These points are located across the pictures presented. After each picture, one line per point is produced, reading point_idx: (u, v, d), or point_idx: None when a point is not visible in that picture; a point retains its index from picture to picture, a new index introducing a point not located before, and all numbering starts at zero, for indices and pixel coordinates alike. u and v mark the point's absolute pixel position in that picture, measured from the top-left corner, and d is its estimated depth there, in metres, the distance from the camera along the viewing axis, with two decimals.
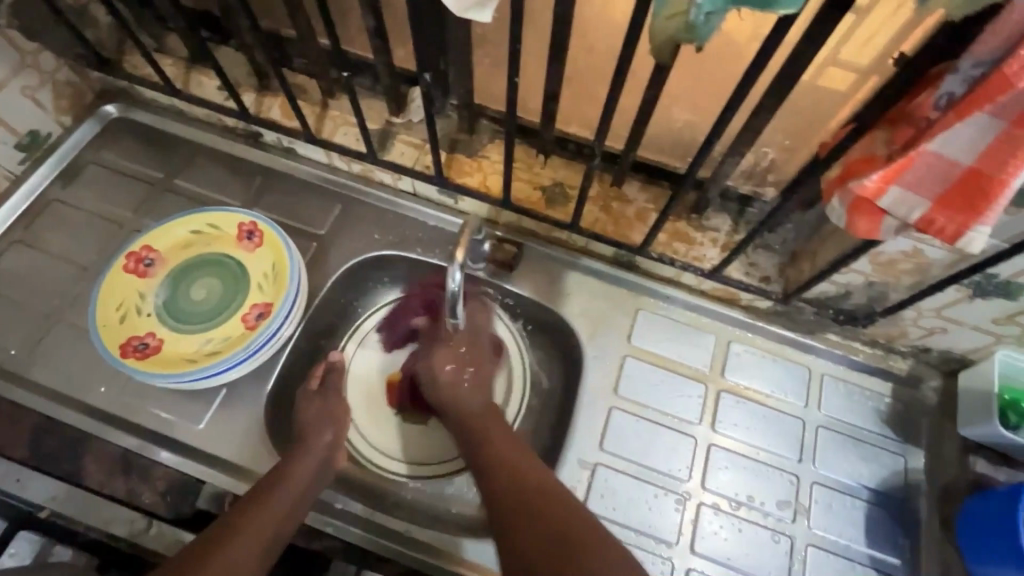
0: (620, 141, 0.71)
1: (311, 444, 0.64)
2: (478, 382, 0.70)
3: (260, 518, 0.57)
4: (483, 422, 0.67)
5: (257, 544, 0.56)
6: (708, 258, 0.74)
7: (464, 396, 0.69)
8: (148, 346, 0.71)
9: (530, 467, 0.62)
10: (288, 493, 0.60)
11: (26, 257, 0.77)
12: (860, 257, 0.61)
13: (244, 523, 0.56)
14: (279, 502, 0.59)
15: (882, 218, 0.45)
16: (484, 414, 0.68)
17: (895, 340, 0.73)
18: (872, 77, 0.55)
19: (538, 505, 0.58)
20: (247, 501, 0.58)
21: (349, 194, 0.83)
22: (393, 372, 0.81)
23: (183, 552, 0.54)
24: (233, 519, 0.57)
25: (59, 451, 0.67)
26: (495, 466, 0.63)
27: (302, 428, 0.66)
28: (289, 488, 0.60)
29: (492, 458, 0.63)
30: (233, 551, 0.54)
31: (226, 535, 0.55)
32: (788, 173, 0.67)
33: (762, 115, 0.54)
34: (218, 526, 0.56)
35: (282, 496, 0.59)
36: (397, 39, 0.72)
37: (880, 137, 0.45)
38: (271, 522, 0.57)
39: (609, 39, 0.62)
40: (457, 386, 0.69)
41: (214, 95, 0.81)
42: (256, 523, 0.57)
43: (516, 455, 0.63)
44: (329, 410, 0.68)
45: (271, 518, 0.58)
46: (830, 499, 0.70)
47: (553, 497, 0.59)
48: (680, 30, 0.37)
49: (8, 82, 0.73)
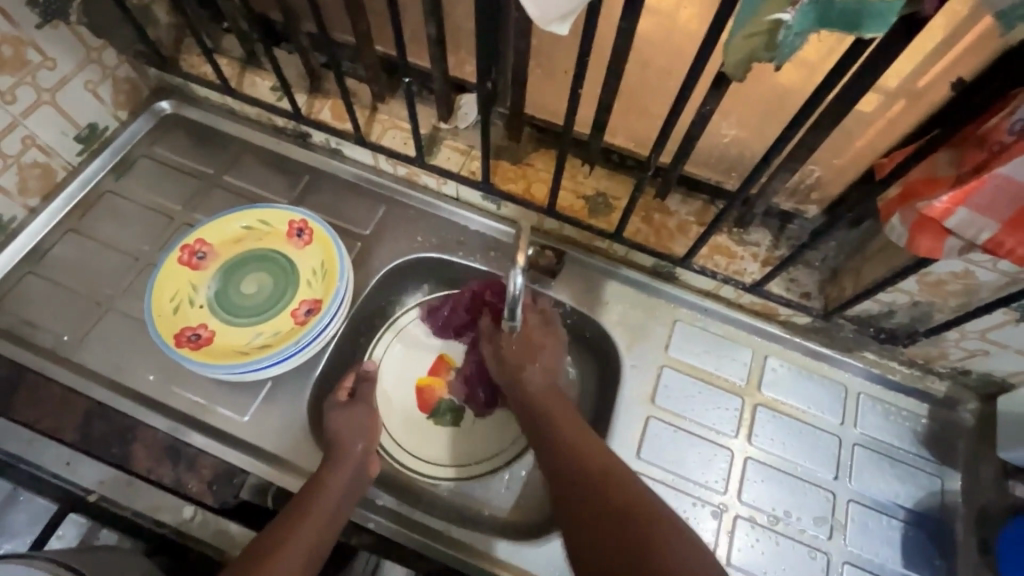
0: (668, 155, 0.72)
1: (344, 454, 0.64)
2: (543, 364, 0.71)
3: (303, 527, 0.58)
4: (548, 411, 0.67)
5: (300, 556, 0.56)
6: (748, 272, 0.75)
7: (522, 370, 0.71)
8: (200, 337, 0.72)
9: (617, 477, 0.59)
10: (324, 506, 0.60)
11: (79, 245, 0.79)
12: (907, 277, 0.62)
13: (287, 533, 0.57)
14: (320, 511, 0.60)
15: (945, 238, 0.48)
16: (558, 410, 0.67)
17: (934, 361, 0.73)
18: (901, 101, 0.55)
19: (618, 515, 0.55)
20: (291, 512, 0.59)
21: (394, 196, 0.84)
22: (421, 376, 0.81)
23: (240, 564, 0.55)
24: (278, 527, 0.58)
25: (109, 436, 0.68)
26: (575, 475, 0.60)
27: (337, 438, 0.66)
28: (325, 502, 0.61)
29: (578, 475, 0.60)
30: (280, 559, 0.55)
31: (272, 542, 0.57)
32: (832, 191, 0.67)
33: (819, 134, 0.55)
34: (264, 534, 0.58)
35: (319, 507, 0.60)
36: (452, 46, 0.74)
37: (945, 158, 0.49)
38: (314, 531, 0.58)
39: (665, 55, 0.63)
40: (525, 356, 0.71)
41: (267, 95, 0.83)
42: (298, 532, 0.58)
43: (576, 433, 0.64)
44: (359, 419, 0.68)
45: (313, 528, 0.58)
46: (866, 518, 0.70)
47: (628, 510, 0.55)
48: (761, 48, 0.39)
49: (73, 75, 0.75)
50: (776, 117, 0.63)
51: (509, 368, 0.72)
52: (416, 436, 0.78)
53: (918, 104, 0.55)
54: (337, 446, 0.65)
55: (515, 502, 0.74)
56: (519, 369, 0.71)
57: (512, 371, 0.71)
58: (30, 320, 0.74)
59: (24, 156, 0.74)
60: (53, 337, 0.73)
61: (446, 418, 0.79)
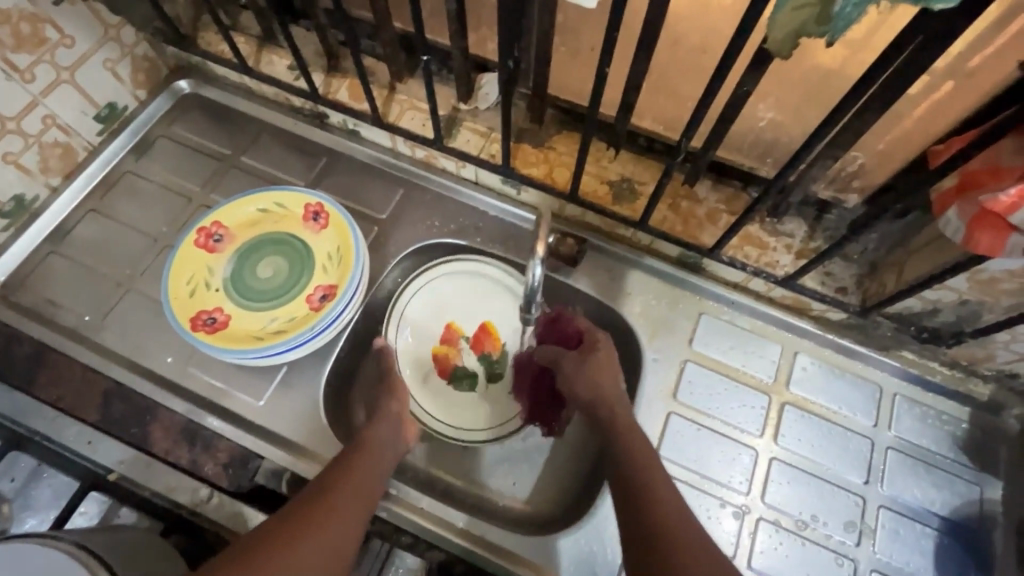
0: (700, 139, 0.68)
1: (382, 412, 0.67)
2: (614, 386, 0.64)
3: (350, 477, 0.59)
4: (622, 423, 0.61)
5: (354, 494, 0.58)
6: (781, 265, 0.71)
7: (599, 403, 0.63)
8: (216, 321, 0.72)
9: (681, 514, 0.54)
10: (368, 462, 0.61)
11: (100, 225, 0.80)
12: (958, 274, 0.57)
13: (339, 478, 0.59)
14: (371, 455, 0.62)
15: (1008, 234, 0.46)
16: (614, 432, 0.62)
17: (979, 363, 0.69)
18: (949, 82, 0.51)
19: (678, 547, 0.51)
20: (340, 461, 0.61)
21: (411, 179, 0.82)
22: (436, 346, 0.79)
23: (285, 508, 0.56)
24: (330, 473, 0.60)
25: (127, 416, 0.69)
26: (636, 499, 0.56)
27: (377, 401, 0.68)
28: (372, 465, 0.61)
29: (646, 508, 0.55)
30: (335, 498, 0.57)
31: (325, 486, 0.58)
32: (876, 179, 0.62)
33: (868, 117, 0.51)
34: (313, 485, 0.59)
35: (363, 463, 0.61)
36: (473, 23, 0.70)
37: (1010, 146, 0.47)
38: (365, 473, 0.60)
39: (700, 32, 0.59)
40: (580, 371, 0.64)
41: (285, 74, 0.81)
42: (348, 478, 0.59)
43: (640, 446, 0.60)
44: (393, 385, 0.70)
45: (358, 476, 0.60)
46: (898, 525, 0.67)
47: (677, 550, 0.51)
48: (811, 20, 0.36)
49: (92, 53, 0.75)
50: (819, 99, 0.59)
51: (582, 381, 0.64)
52: (433, 399, 0.77)
53: (974, 85, 0.50)
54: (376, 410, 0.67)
55: (531, 495, 0.72)
56: (576, 381, 0.64)
57: (570, 387, 0.65)
58: (53, 299, 0.75)
59: (45, 135, 0.74)
60: (75, 316, 0.74)
61: (465, 386, 0.78)
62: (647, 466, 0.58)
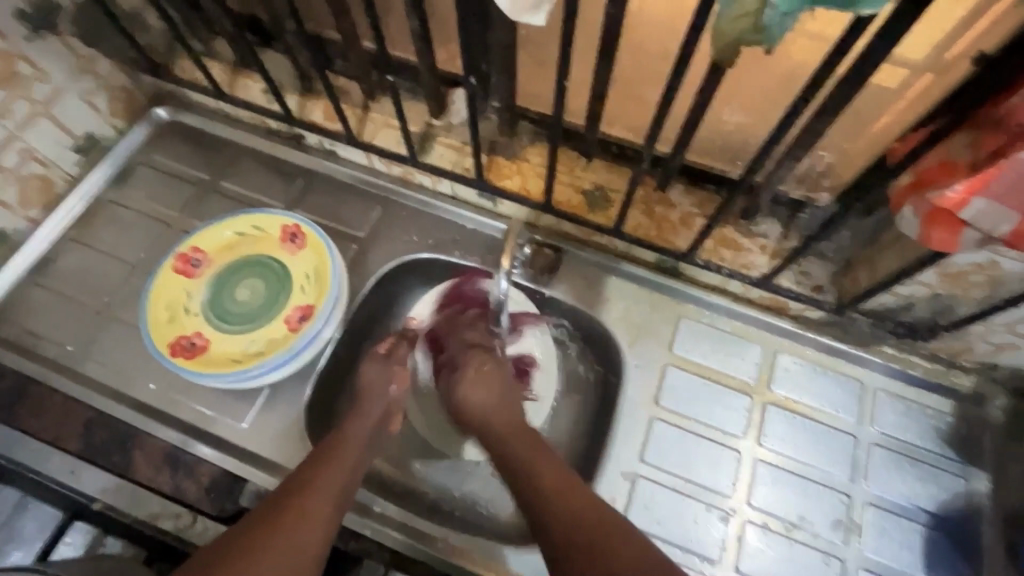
0: (669, 145, 0.69)
1: (363, 408, 0.67)
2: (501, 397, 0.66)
3: (319, 479, 0.58)
4: (511, 437, 0.62)
5: (329, 495, 0.57)
6: (756, 266, 0.72)
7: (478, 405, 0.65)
8: (196, 346, 0.73)
9: (605, 532, 0.52)
10: (342, 462, 0.61)
11: (79, 254, 0.80)
12: (927, 268, 0.58)
13: (311, 480, 0.58)
14: (346, 456, 0.61)
15: (961, 230, 0.48)
16: (517, 437, 0.62)
17: (958, 355, 0.69)
18: (915, 78, 0.51)
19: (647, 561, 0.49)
20: (314, 461, 0.61)
21: (388, 196, 0.83)
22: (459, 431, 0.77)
23: (256, 514, 0.55)
24: (301, 475, 0.59)
25: (109, 444, 0.69)
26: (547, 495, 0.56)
27: (362, 388, 0.69)
28: (346, 465, 0.61)
29: (551, 507, 0.55)
30: (307, 502, 0.56)
31: (297, 488, 0.57)
32: (845, 177, 0.63)
33: (825, 119, 0.51)
34: (289, 484, 0.58)
35: (336, 463, 0.60)
36: (440, 40, 0.71)
37: (961, 141, 0.48)
38: (338, 476, 0.59)
39: (661, 41, 0.60)
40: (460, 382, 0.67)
41: (260, 98, 0.82)
42: (324, 478, 0.59)
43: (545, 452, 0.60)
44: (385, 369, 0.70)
45: (333, 477, 0.59)
46: (886, 521, 0.67)
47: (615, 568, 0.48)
48: (749, 30, 0.37)
49: (67, 86, 0.76)
50: (780, 101, 0.59)
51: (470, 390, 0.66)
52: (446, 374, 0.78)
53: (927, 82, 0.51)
54: (357, 405, 0.67)
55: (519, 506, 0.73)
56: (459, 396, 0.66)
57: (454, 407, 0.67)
58: (34, 331, 0.76)
59: (22, 169, 0.75)
60: (57, 347, 0.75)
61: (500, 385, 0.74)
62: (542, 473, 0.58)
